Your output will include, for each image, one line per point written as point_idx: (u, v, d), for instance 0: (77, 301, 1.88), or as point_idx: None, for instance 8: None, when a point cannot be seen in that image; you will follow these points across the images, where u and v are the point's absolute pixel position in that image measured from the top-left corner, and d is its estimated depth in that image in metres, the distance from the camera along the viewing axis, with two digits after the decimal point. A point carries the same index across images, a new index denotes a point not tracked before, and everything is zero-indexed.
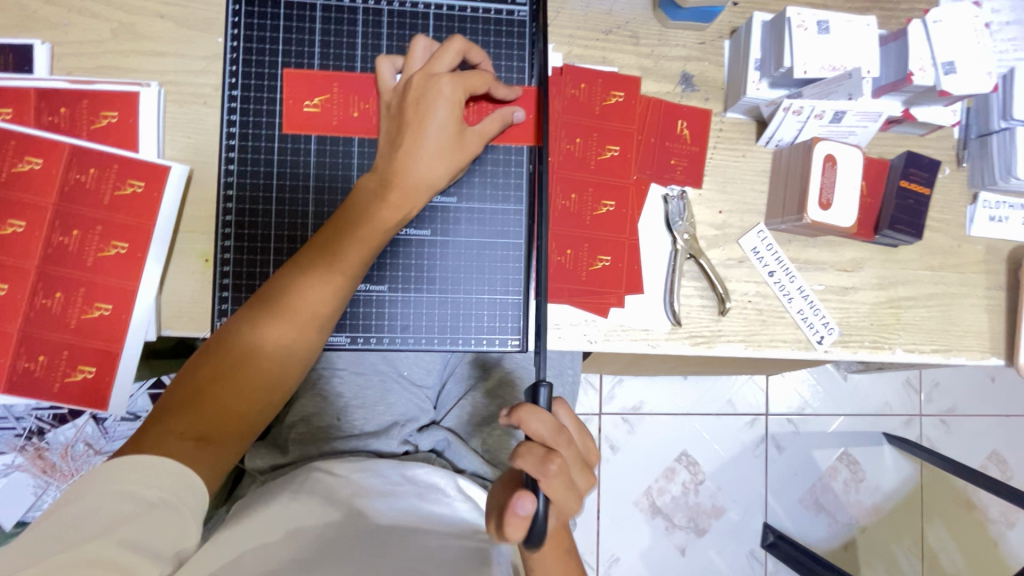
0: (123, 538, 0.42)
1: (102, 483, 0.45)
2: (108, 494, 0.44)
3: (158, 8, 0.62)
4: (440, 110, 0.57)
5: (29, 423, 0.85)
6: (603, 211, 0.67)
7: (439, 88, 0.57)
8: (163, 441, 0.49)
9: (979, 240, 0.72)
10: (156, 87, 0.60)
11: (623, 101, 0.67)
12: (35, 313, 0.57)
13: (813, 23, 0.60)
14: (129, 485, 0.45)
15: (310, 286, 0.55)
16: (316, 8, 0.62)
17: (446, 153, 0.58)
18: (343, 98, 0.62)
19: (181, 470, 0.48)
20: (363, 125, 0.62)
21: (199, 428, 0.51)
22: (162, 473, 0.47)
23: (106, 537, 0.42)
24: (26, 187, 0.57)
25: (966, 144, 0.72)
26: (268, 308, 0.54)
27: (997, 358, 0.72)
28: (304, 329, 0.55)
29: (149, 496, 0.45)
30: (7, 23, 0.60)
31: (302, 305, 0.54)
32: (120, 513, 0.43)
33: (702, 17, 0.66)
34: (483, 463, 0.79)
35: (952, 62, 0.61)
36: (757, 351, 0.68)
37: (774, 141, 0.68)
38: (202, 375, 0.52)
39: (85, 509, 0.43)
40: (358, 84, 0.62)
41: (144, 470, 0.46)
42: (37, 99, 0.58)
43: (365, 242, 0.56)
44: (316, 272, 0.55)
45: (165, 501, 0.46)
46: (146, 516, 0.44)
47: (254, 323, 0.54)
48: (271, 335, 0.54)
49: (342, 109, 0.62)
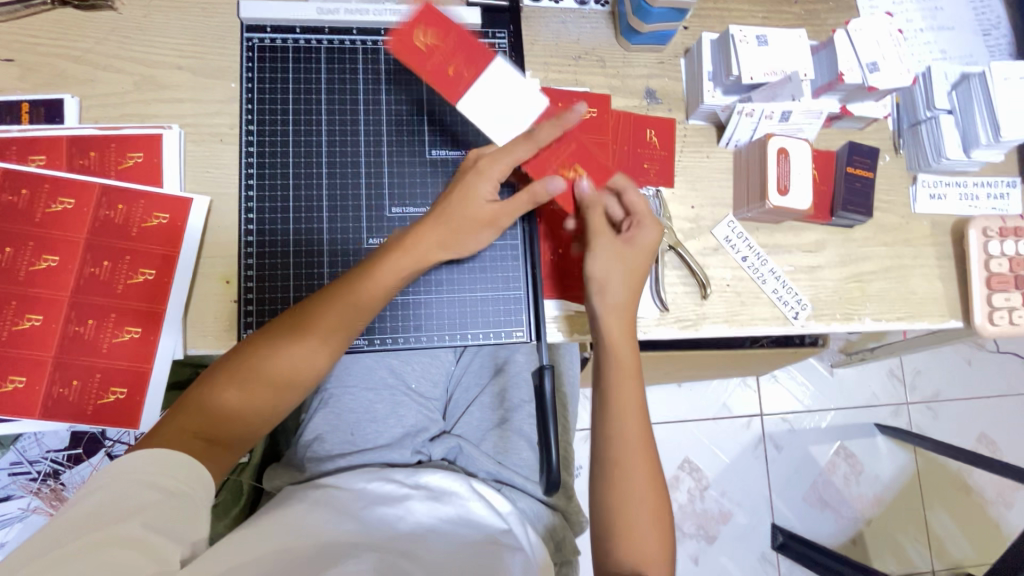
0: (148, 522, 0.44)
1: (125, 477, 0.47)
2: (133, 484, 0.47)
3: (176, 60, 0.69)
4: (484, 180, 0.61)
5: (45, 466, 0.86)
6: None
7: (475, 188, 0.61)
8: (177, 436, 0.52)
9: (924, 217, 0.81)
10: (177, 129, 0.66)
11: (596, 116, 0.75)
12: (68, 340, 0.61)
13: (753, 37, 0.70)
14: (147, 475, 0.48)
15: (308, 343, 0.57)
16: (320, 51, 0.70)
17: (474, 224, 0.62)
18: (449, 52, 0.62)
19: (193, 466, 0.50)
20: (447, 85, 0.63)
21: (210, 428, 0.54)
22: (177, 465, 0.49)
23: (132, 520, 0.44)
24: (58, 225, 0.62)
25: (900, 134, 0.82)
26: (265, 355, 0.56)
27: (956, 321, 0.79)
28: (296, 376, 0.57)
29: (166, 486, 0.48)
30: (38, 82, 0.66)
31: (292, 354, 0.57)
32: (141, 500, 0.46)
33: (659, 40, 0.76)
34: (493, 467, 0.82)
35: (874, 62, 0.71)
36: (740, 330, 0.75)
37: (733, 142, 0.77)
38: (191, 407, 0.54)
39: (112, 496, 0.45)
40: (471, 48, 0.62)
41: (160, 461, 0.49)
42: (68, 145, 0.64)
43: (362, 304, 0.58)
44: (317, 333, 0.57)
45: (181, 492, 0.48)
46: (166, 505, 0.47)
47: (239, 376, 0.55)
48: (265, 378, 0.56)
49: (442, 58, 0.62)
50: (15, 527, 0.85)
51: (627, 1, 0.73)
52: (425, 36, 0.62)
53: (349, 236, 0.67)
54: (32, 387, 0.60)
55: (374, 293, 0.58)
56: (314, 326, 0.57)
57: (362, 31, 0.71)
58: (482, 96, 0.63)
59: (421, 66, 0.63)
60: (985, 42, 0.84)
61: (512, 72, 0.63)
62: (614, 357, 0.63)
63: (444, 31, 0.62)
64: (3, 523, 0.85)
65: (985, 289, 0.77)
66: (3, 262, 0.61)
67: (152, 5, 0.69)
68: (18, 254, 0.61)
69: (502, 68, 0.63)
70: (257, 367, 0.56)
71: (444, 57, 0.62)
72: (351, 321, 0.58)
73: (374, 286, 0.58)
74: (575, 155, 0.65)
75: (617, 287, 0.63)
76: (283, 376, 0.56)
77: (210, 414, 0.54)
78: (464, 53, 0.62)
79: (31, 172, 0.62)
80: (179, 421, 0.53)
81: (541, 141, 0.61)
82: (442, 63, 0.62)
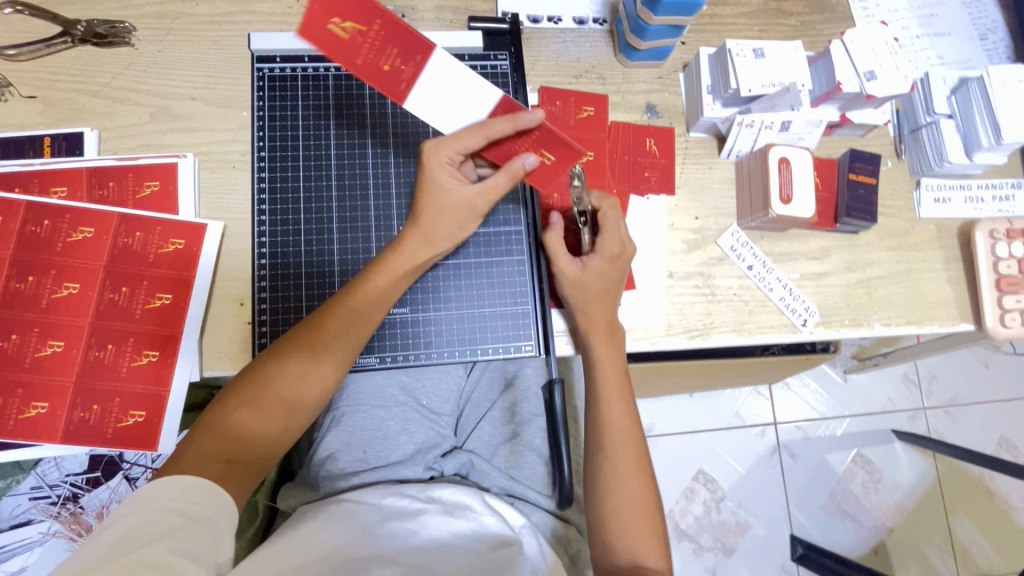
0: (173, 545, 0.45)
1: (150, 502, 0.48)
2: (158, 510, 0.48)
3: (191, 91, 0.71)
4: (444, 177, 0.59)
5: (64, 489, 0.87)
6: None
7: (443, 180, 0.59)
8: (198, 463, 0.53)
9: (929, 221, 0.81)
10: (191, 157, 0.69)
11: (593, 115, 0.77)
12: (89, 365, 0.63)
13: (749, 51, 0.72)
14: (169, 501, 0.49)
15: (311, 353, 0.58)
16: (328, 78, 0.72)
17: (450, 224, 0.61)
18: (378, 44, 0.54)
19: (213, 488, 0.52)
20: (389, 82, 0.57)
21: (228, 450, 0.55)
22: (198, 489, 0.51)
23: (158, 544, 0.45)
24: (78, 253, 0.64)
25: (901, 139, 0.82)
26: (275, 372, 0.57)
27: (967, 324, 0.79)
28: (305, 388, 0.58)
29: (190, 510, 0.49)
30: (59, 117, 0.69)
31: (298, 366, 0.58)
32: (165, 524, 0.47)
33: (657, 56, 0.77)
34: (506, 481, 0.82)
35: (872, 71, 0.72)
36: (748, 338, 0.75)
37: (734, 153, 0.78)
38: (208, 430, 0.55)
39: (138, 521, 0.46)
40: (401, 36, 0.53)
41: (180, 487, 0.50)
42: (88, 176, 0.66)
43: (359, 312, 0.59)
44: (317, 343, 0.58)
45: (202, 515, 0.50)
46: (189, 529, 0.48)
47: (252, 396, 0.57)
48: (277, 395, 0.57)
49: (373, 53, 0.55)
50: (36, 551, 0.85)
51: (624, 20, 0.75)
52: (341, 19, 0.52)
53: (359, 257, 0.69)
54: (53, 412, 0.62)
55: (366, 298, 0.60)
56: (315, 338, 0.58)
57: None
58: (432, 91, 0.58)
59: (351, 58, 0.55)
60: (982, 47, 0.85)
61: (454, 62, 0.56)
62: (587, 323, 0.67)
63: (364, 15, 0.52)
64: (24, 548, 0.85)
65: (994, 291, 0.77)
66: (26, 290, 0.63)
67: (167, 39, 0.72)
68: (41, 283, 0.63)
69: (443, 59, 0.55)
70: (268, 384, 0.57)
71: (379, 54, 0.55)
72: (352, 328, 0.60)
73: (368, 294, 0.60)
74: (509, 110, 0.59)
75: (598, 307, 0.66)
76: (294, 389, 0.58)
77: (227, 435, 0.55)
78: (397, 43, 0.54)
79: (53, 204, 0.64)
80: (198, 446, 0.54)
81: (491, 134, 0.57)
82: (373, 57, 0.55)
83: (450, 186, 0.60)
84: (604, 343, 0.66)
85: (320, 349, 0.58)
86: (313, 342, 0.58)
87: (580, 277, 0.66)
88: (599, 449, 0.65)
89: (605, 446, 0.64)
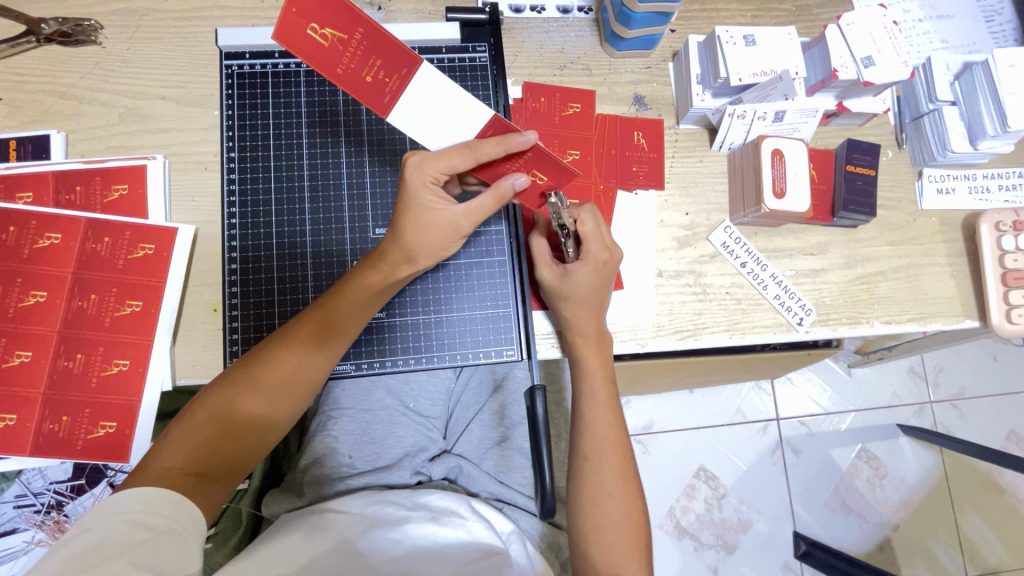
0: (134, 561, 0.43)
1: (114, 515, 0.46)
2: (121, 524, 0.46)
3: (160, 91, 0.69)
4: (427, 195, 0.55)
5: (48, 498, 0.85)
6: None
7: (426, 197, 0.55)
8: (164, 477, 0.51)
9: (932, 213, 0.77)
10: (161, 159, 0.66)
11: (579, 111, 0.74)
12: (58, 375, 0.61)
13: (740, 38, 0.68)
14: (135, 514, 0.47)
15: (289, 365, 0.56)
16: (300, 74, 0.69)
17: (433, 241, 0.57)
18: (360, 53, 0.51)
19: (182, 502, 0.50)
20: (371, 93, 0.54)
21: (198, 464, 0.53)
22: (167, 503, 0.49)
23: (118, 559, 0.43)
24: (45, 260, 0.62)
25: (902, 128, 0.79)
26: (250, 384, 0.55)
27: (971, 320, 0.76)
28: (281, 400, 0.57)
29: (154, 523, 0.47)
30: (25, 119, 0.67)
31: (275, 378, 0.56)
32: (127, 539, 0.45)
33: (644, 45, 0.74)
34: (495, 485, 0.80)
35: (869, 57, 0.68)
36: (742, 339, 0.72)
37: (726, 145, 0.75)
38: (176, 445, 0.53)
39: (98, 536, 0.44)
40: (383, 47, 0.50)
41: (149, 499, 0.48)
42: (54, 180, 0.64)
43: (334, 324, 0.58)
44: (294, 356, 0.56)
45: (170, 528, 0.47)
46: (153, 543, 0.45)
47: (222, 408, 0.55)
48: (252, 407, 0.55)
49: (354, 62, 0.52)
50: (21, 560, 0.85)
51: (609, 8, 0.71)
52: (321, 25, 0.50)
53: (333, 259, 0.67)
54: (22, 424, 0.60)
55: (348, 311, 0.58)
56: (293, 350, 0.56)
57: None
58: (417, 108, 0.54)
59: (331, 66, 0.52)
60: (988, 29, 0.81)
61: (440, 78, 0.51)
62: (575, 328, 0.64)
63: (346, 23, 0.49)
64: (9, 555, 0.85)
65: (1000, 286, 0.73)
66: None
67: (135, 37, 0.70)
68: (7, 291, 0.62)
69: (428, 74, 0.51)
70: (242, 396, 0.55)
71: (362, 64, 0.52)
72: (329, 340, 0.58)
73: (349, 307, 0.58)
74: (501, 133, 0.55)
75: (587, 317, 0.64)
76: (266, 401, 0.56)
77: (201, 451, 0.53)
78: (379, 54, 0.51)
79: (18, 209, 0.62)
80: (165, 460, 0.52)
81: (481, 156, 0.53)
82: (355, 67, 0.52)
83: (436, 206, 0.56)
84: (592, 349, 0.64)
85: (298, 362, 0.57)
86: (290, 355, 0.56)
87: (563, 285, 0.63)
88: (583, 456, 0.63)
89: (589, 451, 0.63)
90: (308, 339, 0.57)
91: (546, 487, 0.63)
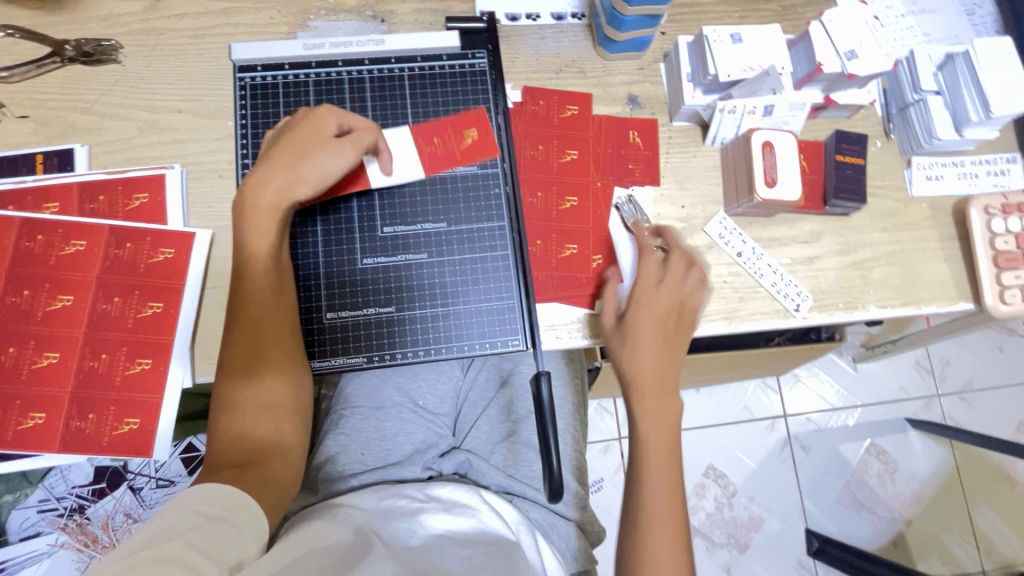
0: (188, 541, 0.45)
1: (176, 506, 0.49)
2: (182, 511, 0.48)
3: (177, 104, 0.73)
4: (308, 122, 0.63)
5: (71, 501, 0.89)
6: (568, 205, 0.75)
7: (310, 120, 0.63)
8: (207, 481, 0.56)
9: (923, 200, 0.79)
10: (179, 168, 0.70)
11: (577, 113, 0.77)
12: (83, 375, 0.64)
13: (727, 36, 0.71)
14: (193, 504, 0.49)
15: (257, 338, 0.60)
16: (309, 84, 0.73)
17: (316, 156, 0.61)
18: (447, 144, 0.73)
19: (237, 492, 0.53)
20: (448, 156, 0.73)
21: (236, 459, 0.58)
22: (222, 496, 0.52)
23: (175, 538, 0.44)
24: (72, 266, 0.66)
25: (889, 119, 0.81)
26: (238, 382, 0.59)
27: (966, 303, 0.77)
28: (275, 375, 0.60)
29: (211, 512, 0.49)
30: (51, 134, 0.71)
31: (263, 384, 0.60)
32: (187, 523, 0.47)
33: (637, 47, 0.77)
34: (507, 478, 0.82)
35: (852, 50, 0.71)
36: (741, 326, 0.74)
37: (718, 140, 0.77)
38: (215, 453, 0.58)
39: (163, 522, 0.46)
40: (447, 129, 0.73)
41: (205, 494, 0.51)
42: (79, 191, 0.68)
43: (276, 301, 0.61)
44: (265, 350, 0.60)
45: (224, 516, 0.50)
46: (210, 528, 0.48)
47: (230, 412, 0.59)
48: (250, 403, 0.59)
49: (455, 144, 0.73)
50: (45, 563, 0.86)
51: (601, 13, 0.75)
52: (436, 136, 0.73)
53: (343, 257, 0.70)
54: (50, 422, 0.63)
55: (267, 269, 0.61)
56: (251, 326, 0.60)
57: (347, 63, 0.74)
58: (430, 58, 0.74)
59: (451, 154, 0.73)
60: (970, 22, 0.84)
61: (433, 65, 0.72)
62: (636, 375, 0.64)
63: (442, 148, 0.73)
64: (32, 560, 0.87)
65: (993, 269, 0.75)
66: (22, 304, 0.64)
67: (153, 55, 0.74)
68: (36, 296, 0.65)
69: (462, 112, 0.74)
70: (238, 392, 0.59)
71: (422, 153, 0.72)
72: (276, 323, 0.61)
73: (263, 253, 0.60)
74: (426, 133, 0.73)
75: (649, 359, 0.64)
76: (258, 400, 0.60)
77: (228, 443, 0.58)
78: (453, 133, 0.73)
79: (45, 218, 0.66)
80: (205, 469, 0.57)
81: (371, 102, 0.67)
82: (452, 139, 0.73)
83: (316, 141, 0.62)
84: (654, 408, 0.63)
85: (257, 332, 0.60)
86: (253, 340, 0.60)
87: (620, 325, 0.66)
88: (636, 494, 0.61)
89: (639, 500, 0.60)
90: (263, 326, 0.60)
91: (553, 471, 0.65)
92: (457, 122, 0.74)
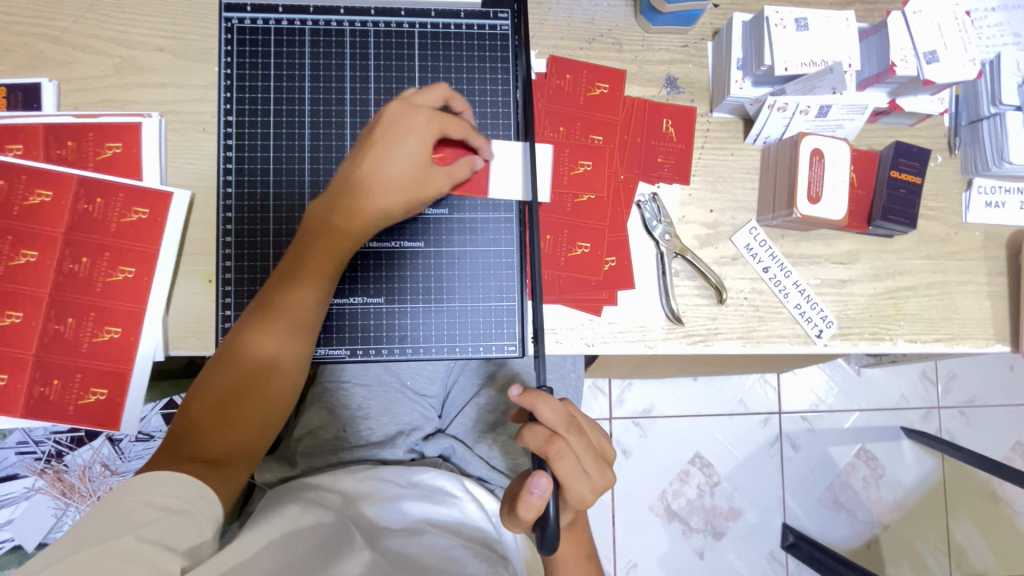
0: (143, 535, 0.42)
1: (129, 495, 0.45)
2: (136, 502, 0.44)
3: (157, 41, 0.64)
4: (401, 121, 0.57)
5: (49, 446, 0.88)
6: (580, 169, 0.68)
7: (409, 118, 0.57)
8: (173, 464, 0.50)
9: (976, 227, 0.72)
10: (157, 117, 0.63)
11: (607, 92, 0.69)
12: (48, 338, 0.60)
13: (791, 20, 0.61)
14: (151, 495, 0.45)
15: (268, 323, 0.55)
16: (305, 33, 0.64)
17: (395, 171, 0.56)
18: (569, 161, 0.68)
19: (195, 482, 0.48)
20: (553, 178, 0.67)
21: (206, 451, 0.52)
22: (181, 485, 0.47)
23: (126, 535, 0.41)
24: (36, 219, 0.60)
25: (956, 132, 0.72)
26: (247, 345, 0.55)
27: (1001, 345, 0.71)
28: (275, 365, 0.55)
29: (168, 504, 0.45)
30: (14, 63, 0.63)
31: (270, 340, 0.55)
32: (141, 518, 0.43)
33: (683, 21, 0.67)
34: (490, 469, 0.79)
35: (934, 51, 0.61)
36: (756, 348, 0.68)
37: (761, 139, 0.69)
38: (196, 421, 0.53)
39: (112, 514, 0.43)
40: (555, 145, 0.68)
41: (163, 484, 0.47)
42: (45, 134, 0.61)
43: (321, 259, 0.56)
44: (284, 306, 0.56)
45: (183, 509, 0.46)
46: (167, 521, 0.44)
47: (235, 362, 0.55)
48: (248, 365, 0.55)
49: (567, 169, 0.68)
50: (22, 506, 0.88)
51: None
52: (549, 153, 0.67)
53: None
54: (13, 385, 0.59)
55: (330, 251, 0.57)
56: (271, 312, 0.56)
57: (350, 11, 0.65)
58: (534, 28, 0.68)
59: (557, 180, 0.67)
60: None
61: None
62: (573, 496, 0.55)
63: (557, 171, 0.67)
64: (10, 501, 0.88)
65: None
66: None
67: None
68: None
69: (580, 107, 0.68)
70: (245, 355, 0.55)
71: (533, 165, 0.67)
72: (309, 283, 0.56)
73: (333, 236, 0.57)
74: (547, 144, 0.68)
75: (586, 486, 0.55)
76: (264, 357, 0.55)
77: (196, 432, 0.53)
78: (568, 154, 0.68)
79: (8, 162, 0.60)
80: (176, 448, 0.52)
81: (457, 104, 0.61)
82: (562, 159, 0.68)
83: (410, 160, 0.56)
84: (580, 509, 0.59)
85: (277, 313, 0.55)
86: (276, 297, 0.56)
87: (557, 463, 0.53)
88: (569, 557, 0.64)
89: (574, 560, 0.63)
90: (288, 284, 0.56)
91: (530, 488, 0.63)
92: (564, 138, 0.68)
